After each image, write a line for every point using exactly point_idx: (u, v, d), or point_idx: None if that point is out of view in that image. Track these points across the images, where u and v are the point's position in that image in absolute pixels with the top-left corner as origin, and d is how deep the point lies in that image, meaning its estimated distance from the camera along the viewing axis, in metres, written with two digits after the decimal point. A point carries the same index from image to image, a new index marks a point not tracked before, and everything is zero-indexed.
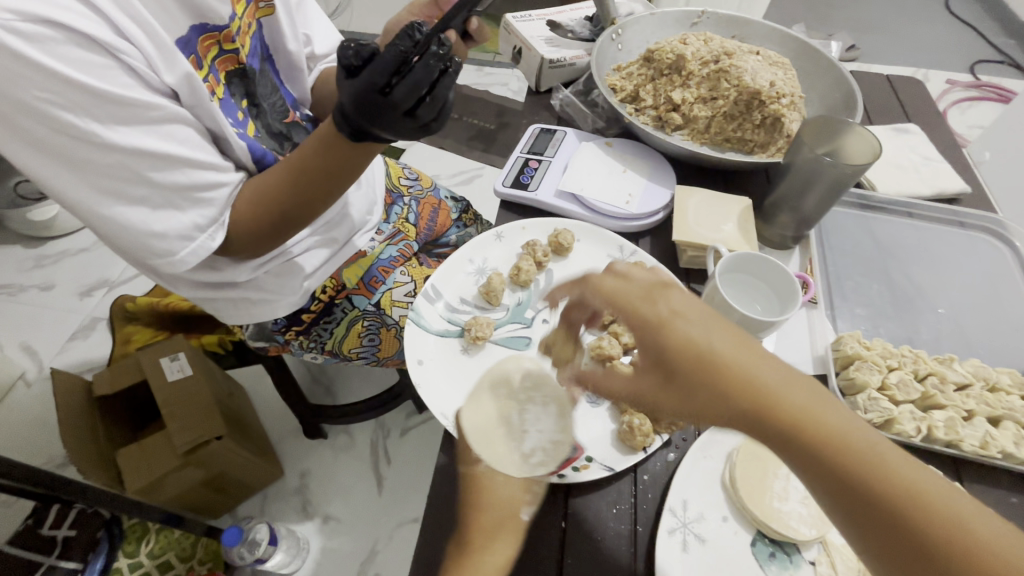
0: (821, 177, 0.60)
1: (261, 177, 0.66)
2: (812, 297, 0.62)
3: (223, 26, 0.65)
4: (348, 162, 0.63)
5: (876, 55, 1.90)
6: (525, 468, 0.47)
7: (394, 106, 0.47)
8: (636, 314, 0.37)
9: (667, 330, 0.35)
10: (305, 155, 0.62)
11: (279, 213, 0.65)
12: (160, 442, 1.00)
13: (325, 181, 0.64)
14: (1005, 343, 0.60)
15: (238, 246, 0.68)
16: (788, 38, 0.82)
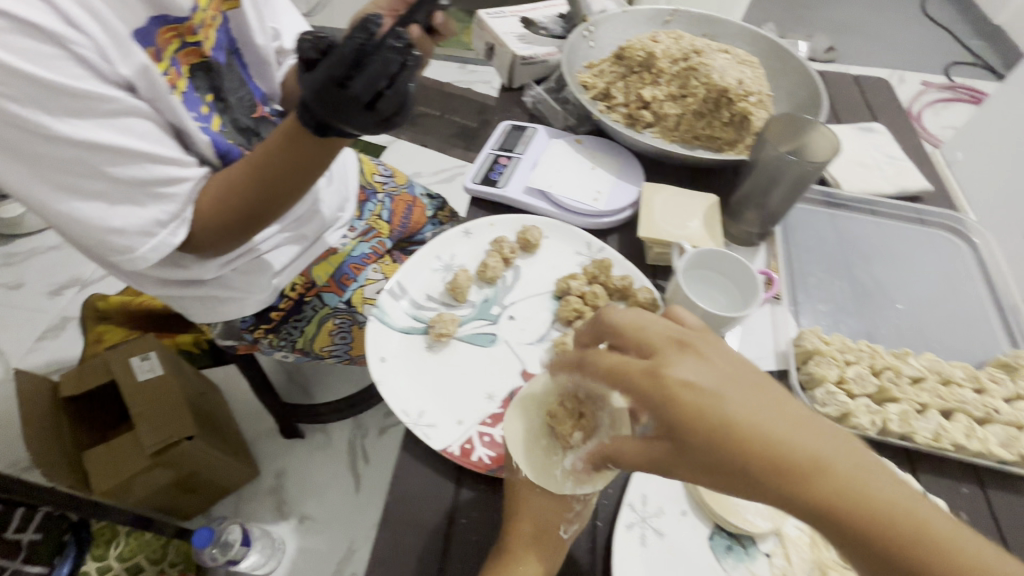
0: (784, 174, 0.61)
1: (224, 174, 0.64)
2: (776, 293, 0.63)
3: (184, 18, 0.64)
4: (309, 157, 0.62)
5: (854, 56, 1.92)
6: (567, 485, 0.44)
7: (351, 99, 0.46)
8: (636, 384, 0.34)
9: (675, 401, 0.32)
10: (266, 153, 0.61)
11: (243, 212, 0.64)
12: (128, 444, 0.98)
13: (287, 177, 0.63)
14: (961, 337, 0.61)
15: (200, 245, 0.66)
16: (757, 37, 0.82)
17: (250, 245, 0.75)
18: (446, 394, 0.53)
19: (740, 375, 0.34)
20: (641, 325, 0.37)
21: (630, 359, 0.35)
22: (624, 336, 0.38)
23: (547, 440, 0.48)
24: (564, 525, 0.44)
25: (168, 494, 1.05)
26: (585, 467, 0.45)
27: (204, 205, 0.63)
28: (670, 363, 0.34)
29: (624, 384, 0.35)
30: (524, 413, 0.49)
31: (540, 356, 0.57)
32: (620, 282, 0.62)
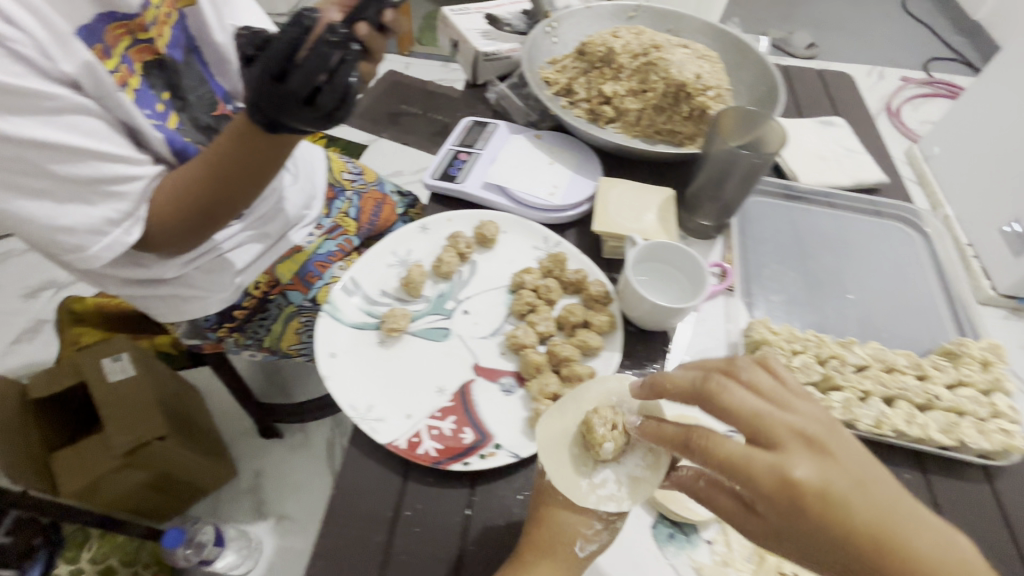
0: (735, 167, 0.61)
1: (180, 171, 0.64)
2: (729, 285, 0.63)
3: (133, 15, 0.64)
4: (260, 155, 0.62)
5: (835, 51, 1.91)
6: (591, 498, 0.44)
7: (289, 93, 0.48)
8: (756, 486, 0.34)
9: (800, 506, 0.33)
10: (217, 149, 0.61)
11: (199, 208, 0.63)
12: (97, 446, 0.97)
13: (241, 175, 0.63)
14: (907, 327, 0.63)
15: (157, 244, 0.65)
16: (718, 32, 0.83)
17: (211, 242, 0.75)
18: (396, 388, 0.53)
19: (868, 477, 0.33)
20: (752, 410, 0.36)
21: (750, 454, 0.34)
22: (736, 420, 0.36)
23: (579, 448, 0.46)
24: (580, 541, 0.43)
25: (140, 496, 1.04)
26: (614, 486, 0.45)
27: (159, 202, 0.62)
28: (791, 465, 0.33)
29: (743, 481, 0.35)
30: (562, 415, 0.48)
31: (493, 349, 0.58)
32: (574, 276, 0.62)
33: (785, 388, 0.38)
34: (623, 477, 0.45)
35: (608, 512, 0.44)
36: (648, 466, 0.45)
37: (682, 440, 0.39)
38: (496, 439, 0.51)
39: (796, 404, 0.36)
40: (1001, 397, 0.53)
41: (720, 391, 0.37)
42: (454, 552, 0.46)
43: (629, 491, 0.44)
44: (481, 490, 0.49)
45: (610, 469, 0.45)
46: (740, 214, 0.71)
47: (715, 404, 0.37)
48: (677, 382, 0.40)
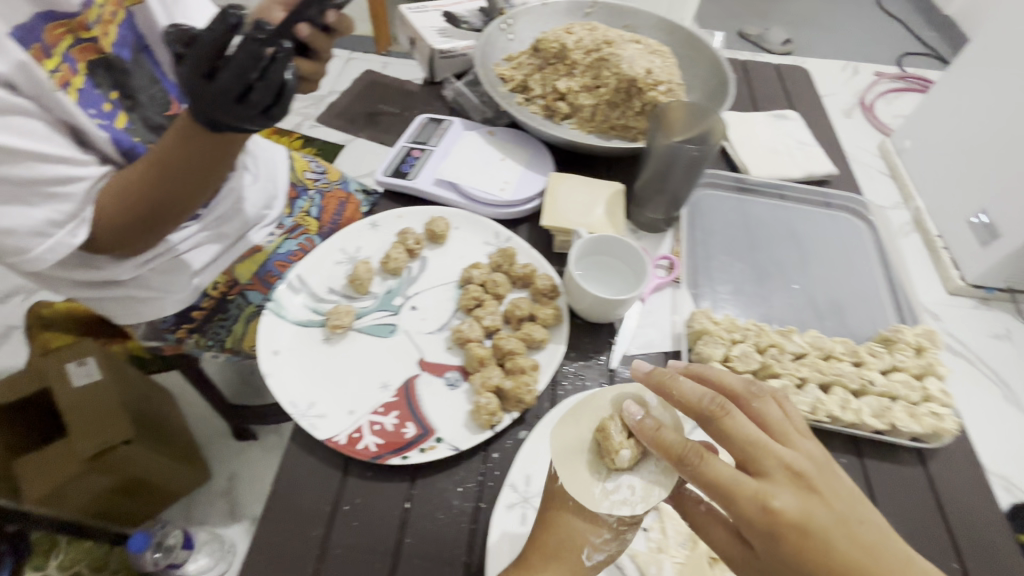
0: (678, 160, 0.62)
1: (121, 172, 0.58)
2: (676, 277, 0.65)
3: (75, 13, 0.60)
4: (210, 152, 0.56)
5: (812, 42, 1.89)
6: (604, 504, 0.41)
7: (221, 92, 0.48)
8: (739, 508, 0.35)
9: (783, 537, 0.34)
10: (164, 147, 0.55)
11: (146, 210, 0.58)
12: (62, 452, 0.91)
13: (193, 175, 0.57)
14: (849, 315, 0.65)
15: (105, 246, 0.60)
16: (671, 27, 0.84)
17: (166, 244, 0.71)
18: (338, 384, 0.53)
19: (849, 517, 0.35)
20: (750, 439, 0.37)
21: (737, 479, 0.36)
22: (732, 445, 0.37)
23: (592, 454, 0.44)
24: (588, 548, 0.42)
25: (112, 501, 0.97)
26: (629, 491, 0.42)
27: (102, 204, 0.56)
28: (775, 494, 0.35)
29: (727, 502, 0.36)
30: (574, 421, 0.46)
31: (438, 344, 0.58)
32: (522, 270, 0.62)
33: (789, 424, 0.39)
34: (637, 483, 0.42)
35: (620, 518, 0.42)
36: (662, 470, 0.43)
37: (678, 453, 0.38)
38: (438, 433, 0.51)
39: (792, 441, 0.38)
40: (932, 381, 0.55)
41: (726, 415, 0.38)
42: (392, 545, 0.46)
43: (644, 494, 0.41)
44: (421, 484, 0.49)
45: (625, 476, 0.43)
46: (690, 206, 0.73)
47: (717, 426, 0.38)
48: (684, 395, 0.39)
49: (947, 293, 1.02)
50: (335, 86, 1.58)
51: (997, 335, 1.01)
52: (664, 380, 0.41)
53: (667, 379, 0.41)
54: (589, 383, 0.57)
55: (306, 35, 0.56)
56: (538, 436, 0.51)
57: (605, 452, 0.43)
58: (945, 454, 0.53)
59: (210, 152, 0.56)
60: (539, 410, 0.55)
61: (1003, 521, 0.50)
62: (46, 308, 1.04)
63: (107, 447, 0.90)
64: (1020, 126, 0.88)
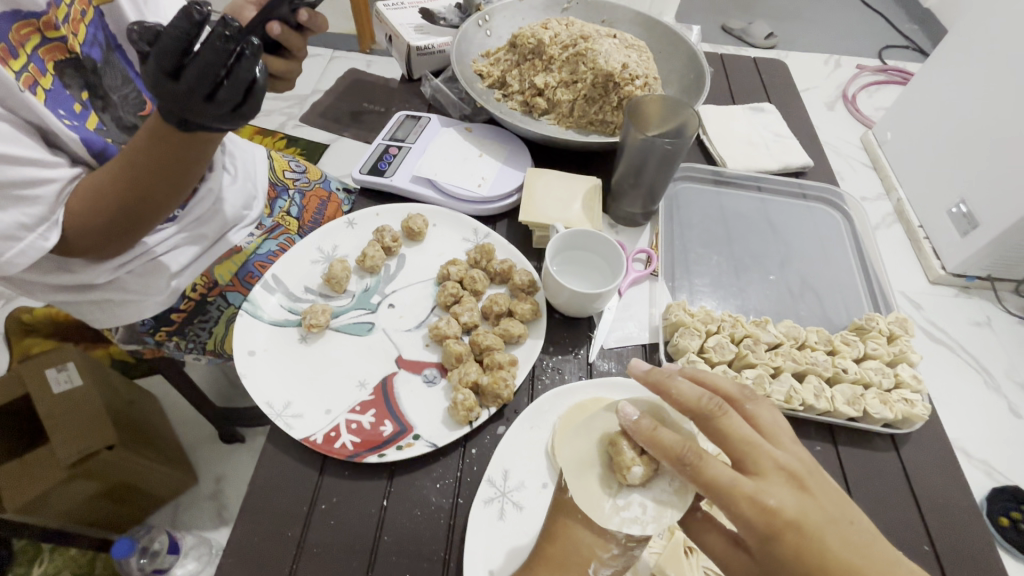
0: (650, 154, 0.62)
1: (93, 175, 0.55)
2: (654, 270, 0.65)
3: (41, 12, 0.57)
4: (183, 154, 0.54)
5: (797, 34, 1.89)
6: (613, 520, 0.38)
7: (188, 91, 0.48)
8: (739, 509, 0.34)
9: (780, 537, 0.33)
10: (135, 149, 0.53)
11: (121, 214, 0.56)
12: (44, 457, 0.86)
13: (167, 179, 0.55)
14: (824, 305, 0.66)
15: (78, 250, 0.57)
16: (648, 22, 0.84)
17: (141, 246, 0.67)
18: (315, 383, 0.53)
19: (840, 517, 0.35)
20: (747, 439, 0.36)
21: (736, 481, 0.34)
22: (728, 446, 0.36)
23: (603, 468, 0.41)
24: (595, 564, 0.40)
25: (93, 507, 0.93)
26: (640, 509, 0.39)
27: (73, 209, 0.54)
28: (773, 493, 0.34)
29: (727, 502, 0.34)
30: (586, 433, 0.43)
31: (417, 341, 0.58)
32: (500, 266, 0.62)
33: (780, 425, 0.38)
34: (650, 502, 0.39)
35: (630, 536, 0.39)
36: (676, 491, 0.39)
37: (679, 454, 0.35)
38: (416, 430, 0.51)
39: (784, 441, 0.37)
40: (904, 368, 0.56)
41: (721, 415, 0.36)
42: (370, 543, 0.46)
43: (656, 514, 0.38)
44: (399, 481, 0.49)
45: (637, 493, 0.39)
46: (668, 200, 0.74)
47: (714, 425, 0.36)
48: (683, 394, 0.37)
49: (930, 282, 1.04)
50: (318, 86, 1.57)
51: (977, 323, 1.03)
52: (664, 378, 0.38)
53: (665, 378, 0.38)
54: (568, 377, 0.57)
55: (278, 33, 0.56)
56: (515, 431, 0.51)
57: (616, 466, 0.39)
58: (918, 439, 0.54)
59: (183, 152, 0.54)
60: (518, 405, 0.55)
61: (976, 503, 0.51)
62: (27, 314, 1.03)
63: (90, 453, 0.87)
64: (993, 117, 0.90)
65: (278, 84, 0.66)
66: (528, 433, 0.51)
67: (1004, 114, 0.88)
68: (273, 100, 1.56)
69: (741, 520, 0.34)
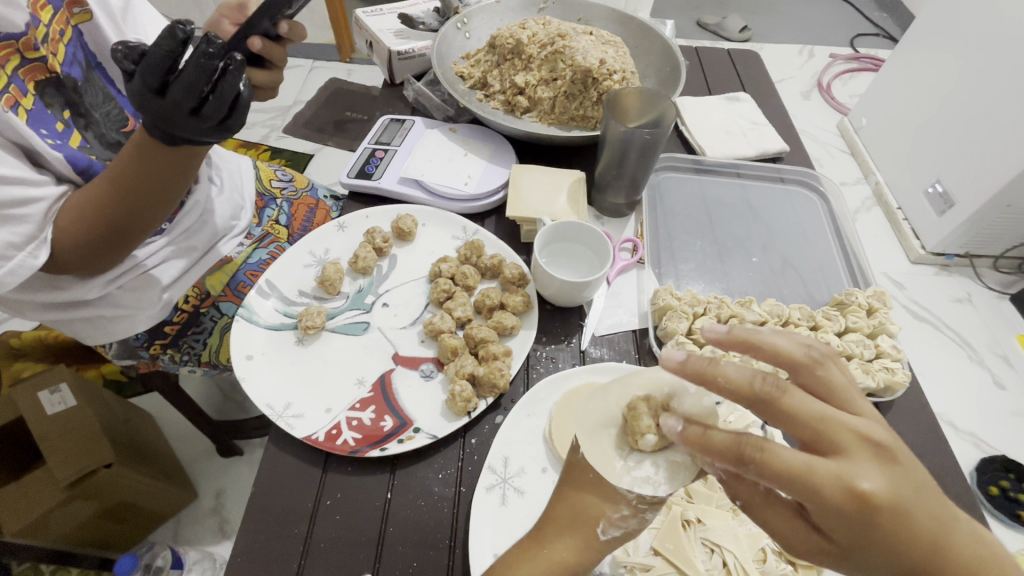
0: (631, 147, 0.64)
1: (83, 192, 0.55)
2: (640, 258, 0.67)
3: (19, 33, 0.57)
4: (169, 164, 0.55)
5: (769, 27, 1.91)
6: (625, 480, 0.38)
7: (174, 107, 0.49)
8: (821, 493, 0.31)
9: (865, 517, 0.31)
10: (122, 162, 0.53)
11: (108, 226, 0.55)
12: (42, 478, 0.85)
13: (154, 191, 0.56)
14: (804, 285, 0.68)
15: (66, 267, 0.57)
16: (622, 18, 0.86)
17: (132, 259, 0.67)
18: (314, 383, 0.54)
19: (924, 483, 0.33)
20: (814, 416, 0.32)
21: (818, 466, 0.31)
22: (794, 426, 0.32)
23: (619, 429, 0.40)
24: (603, 523, 0.40)
25: (94, 526, 0.92)
26: (652, 470, 0.39)
27: (64, 225, 0.54)
28: (864, 472, 0.31)
29: (802, 492, 0.31)
30: (604, 395, 0.42)
31: (412, 338, 0.59)
32: (490, 261, 0.64)
33: (853, 389, 0.36)
34: (663, 463, 0.38)
35: (642, 496, 0.38)
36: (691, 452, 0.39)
37: (734, 452, 0.33)
38: (416, 423, 0.52)
39: (855, 406, 0.34)
40: (884, 339, 0.59)
41: (780, 396, 0.32)
42: (377, 535, 0.47)
43: (669, 476, 0.38)
44: (403, 475, 0.50)
45: (650, 455, 0.39)
46: (651, 189, 0.76)
47: (777, 408, 0.32)
48: (731, 379, 0.33)
49: (911, 263, 1.07)
50: (300, 96, 1.56)
51: (958, 299, 1.06)
52: (708, 367, 0.34)
53: (708, 365, 0.34)
54: (561, 365, 0.58)
55: (260, 48, 0.57)
56: (513, 419, 0.53)
57: (629, 430, 0.39)
58: (900, 408, 0.56)
59: (171, 162, 0.55)
60: (514, 394, 0.56)
61: (958, 466, 0.53)
62: (16, 338, 1.01)
63: (87, 473, 0.86)
64: (960, 97, 0.92)
65: (260, 94, 0.66)
66: (526, 420, 0.53)
67: (970, 94, 0.91)
68: (255, 112, 1.55)
69: (820, 507, 0.31)
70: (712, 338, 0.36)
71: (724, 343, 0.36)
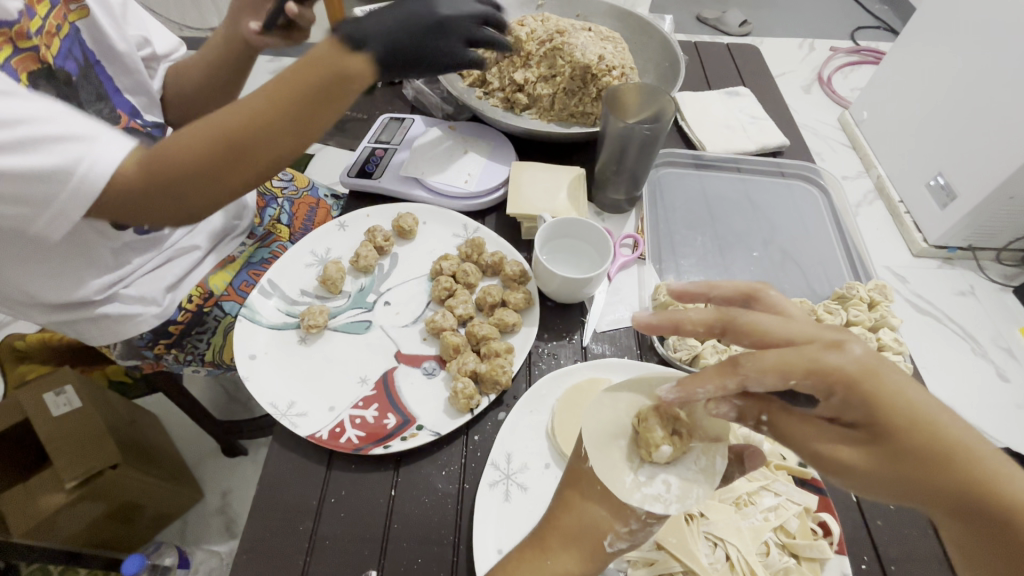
0: (630, 141, 0.64)
1: (221, 113, 0.48)
2: (641, 254, 0.67)
3: (13, 22, 0.57)
4: (326, 92, 0.48)
5: (769, 20, 1.91)
6: (635, 495, 0.38)
7: (434, 30, 0.54)
8: (825, 367, 0.33)
9: (868, 389, 0.33)
10: (279, 82, 0.47)
11: (234, 153, 0.47)
12: (47, 479, 0.86)
13: (297, 124, 0.48)
14: (805, 279, 0.68)
15: (164, 198, 0.47)
16: (621, 13, 0.86)
17: (132, 264, 0.69)
18: (318, 383, 0.54)
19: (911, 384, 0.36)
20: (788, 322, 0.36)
21: (804, 348, 0.33)
22: (766, 337, 0.35)
23: (630, 440, 0.41)
24: (611, 537, 0.40)
25: (102, 527, 0.93)
26: (663, 486, 0.38)
27: (192, 143, 0.46)
28: (845, 342, 0.34)
29: (807, 372, 0.33)
30: (612, 403, 0.43)
31: (414, 336, 0.59)
32: (491, 259, 0.64)
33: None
34: (673, 479, 0.39)
35: (651, 513, 0.38)
36: (701, 469, 0.39)
37: (728, 366, 0.35)
38: (418, 421, 0.52)
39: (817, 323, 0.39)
40: (885, 332, 0.59)
41: (736, 317, 0.36)
42: (380, 531, 0.47)
43: (680, 493, 0.38)
44: (406, 470, 0.50)
45: (660, 469, 0.39)
46: (652, 185, 0.76)
47: (738, 321, 0.36)
48: (694, 320, 0.37)
49: (913, 256, 1.07)
50: None
51: (961, 292, 1.06)
52: (675, 313, 0.38)
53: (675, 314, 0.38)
54: (563, 361, 0.59)
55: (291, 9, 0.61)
56: (517, 416, 0.53)
57: (642, 442, 0.39)
58: None
59: (303, 114, 0.48)
60: (517, 391, 0.57)
61: None
62: (20, 340, 1.00)
63: (93, 474, 0.87)
64: (966, 88, 0.91)
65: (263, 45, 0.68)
66: (529, 417, 0.53)
67: (974, 85, 0.90)
68: None
69: (825, 380, 0.33)
70: (678, 291, 0.41)
71: (688, 293, 0.41)
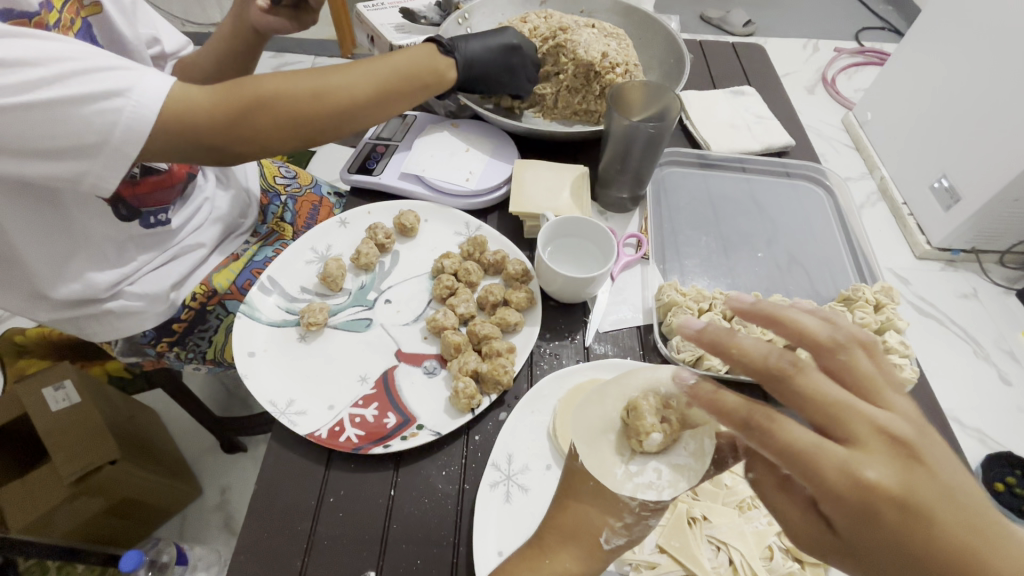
0: (635, 141, 0.64)
1: (320, 72, 0.54)
2: (645, 254, 0.66)
3: (34, 13, 0.56)
4: (413, 83, 0.60)
5: (774, 20, 1.90)
6: (627, 487, 0.38)
7: (498, 61, 0.70)
8: (826, 483, 0.29)
9: (875, 510, 0.29)
10: (384, 65, 0.57)
11: (333, 109, 0.53)
12: (46, 475, 0.85)
13: (386, 101, 0.58)
14: (810, 281, 0.68)
15: (256, 127, 0.50)
16: (626, 9, 0.85)
17: (138, 261, 0.68)
18: (317, 381, 0.54)
19: (965, 493, 0.30)
20: (832, 400, 0.30)
21: (820, 452, 0.29)
22: (806, 409, 0.30)
23: (619, 434, 0.41)
24: (607, 533, 0.39)
25: (101, 523, 0.92)
26: (654, 474, 0.38)
27: (300, 90, 0.52)
28: (872, 464, 0.29)
29: (806, 479, 0.30)
30: (601, 400, 0.42)
31: (414, 335, 0.58)
32: (493, 257, 0.63)
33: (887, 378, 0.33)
34: (665, 468, 0.38)
35: (645, 504, 0.38)
36: (693, 453, 0.39)
37: (741, 417, 0.32)
38: (419, 420, 0.52)
39: (887, 397, 0.32)
40: (892, 334, 0.58)
41: (794, 374, 0.31)
42: (379, 532, 0.46)
43: (673, 480, 0.38)
44: (405, 470, 0.50)
45: (652, 459, 0.39)
46: (656, 185, 0.76)
47: (785, 386, 0.31)
48: (746, 351, 0.32)
49: (917, 258, 1.06)
50: None
51: (963, 295, 1.05)
52: (723, 335, 0.33)
53: (724, 335, 0.33)
54: (565, 361, 0.58)
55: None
56: (517, 416, 0.52)
57: (633, 433, 0.39)
58: None
59: (391, 86, 0.57)
60: (518, 390, 0.56)
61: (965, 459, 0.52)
62: (19, 334, 0.98)
63: (92, 469, 0.87)
64: (973, 87, 0.90)
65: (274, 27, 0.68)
66: (529, 418, 0.52)
67: (983, 85, 0.89)
68: None
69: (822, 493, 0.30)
70: (735, 306, 0.35)
71: (747, 313, 0.35)
